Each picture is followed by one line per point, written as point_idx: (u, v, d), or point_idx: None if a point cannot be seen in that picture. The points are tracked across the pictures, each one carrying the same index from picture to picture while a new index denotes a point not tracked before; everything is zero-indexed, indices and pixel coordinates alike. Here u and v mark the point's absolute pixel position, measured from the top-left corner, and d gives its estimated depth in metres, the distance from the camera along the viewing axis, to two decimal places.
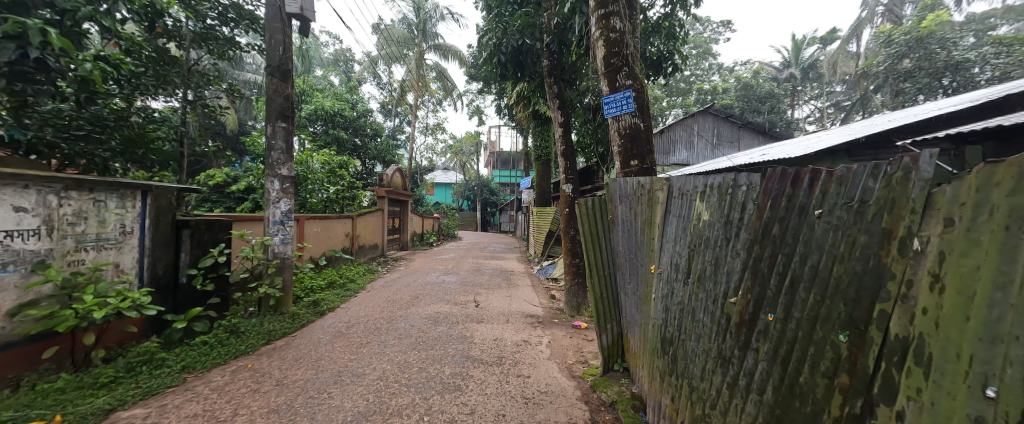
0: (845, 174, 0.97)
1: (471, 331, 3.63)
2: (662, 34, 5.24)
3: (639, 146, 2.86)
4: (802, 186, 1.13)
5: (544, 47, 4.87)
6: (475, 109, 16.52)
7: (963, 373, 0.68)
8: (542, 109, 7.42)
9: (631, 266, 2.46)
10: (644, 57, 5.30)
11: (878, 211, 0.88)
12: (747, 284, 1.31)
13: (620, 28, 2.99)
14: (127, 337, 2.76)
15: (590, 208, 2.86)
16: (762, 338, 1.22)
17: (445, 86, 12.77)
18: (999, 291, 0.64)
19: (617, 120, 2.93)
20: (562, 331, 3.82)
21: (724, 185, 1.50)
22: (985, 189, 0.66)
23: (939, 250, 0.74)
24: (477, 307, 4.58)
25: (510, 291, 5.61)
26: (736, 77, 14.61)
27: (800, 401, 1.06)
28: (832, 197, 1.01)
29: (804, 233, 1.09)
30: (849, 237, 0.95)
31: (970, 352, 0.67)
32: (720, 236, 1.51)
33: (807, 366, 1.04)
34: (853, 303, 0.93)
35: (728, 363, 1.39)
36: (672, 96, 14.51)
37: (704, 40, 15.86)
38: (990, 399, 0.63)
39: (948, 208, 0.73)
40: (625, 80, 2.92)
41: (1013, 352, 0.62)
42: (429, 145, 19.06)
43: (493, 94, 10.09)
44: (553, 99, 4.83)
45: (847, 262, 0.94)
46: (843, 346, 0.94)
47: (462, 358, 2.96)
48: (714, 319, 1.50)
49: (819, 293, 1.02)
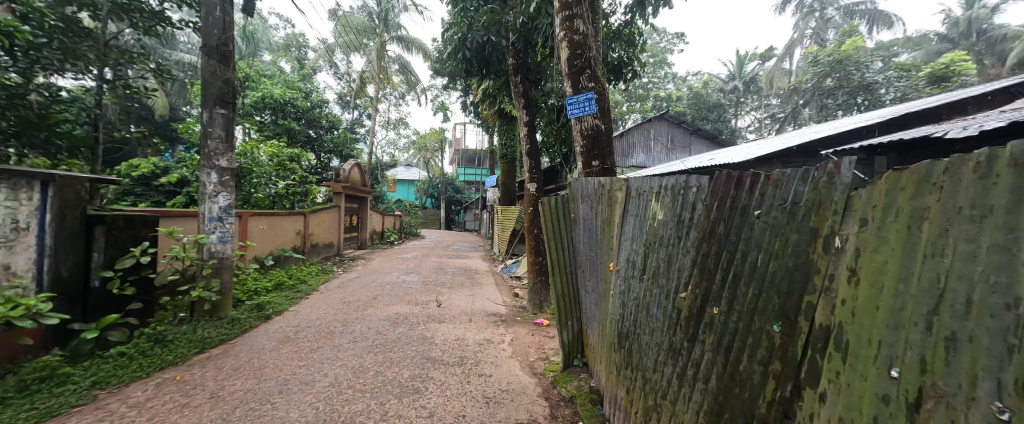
0: (780, 178, 1.07)
1: (432, 332, 3.57)
2: (622, 41, 5.42)
3: (601, 147, 2.94)
4: (744, 189, 1.21)
5: (509, 45, 4.88)
6: (438, 105, 16.23)
7: (872, 357, 0.76)
8: (507, 108, 7.43)
9: (591, 264, 2.54)
10: (606, 61, 5.47)
11: (807, 211, 0.97)
12: (696, 279, 1.40)
13: (584, 31, 3.06)
14: (21, 351, 2.45)
15: (553, 207, 2.91)
16: (709, 330, 1.30)
17: (408, 79, 12.48)
18: (902, 283, 0.71)
19: (580, 120, 3.00)
20: (524, 329, 3.86)
21: (677, 186, 1.59)
22: (891, 194, 0.75)
23: (855, 248, 0.82)
24: (439, 307, 4.52)
25: (473, 290, 5.58)
26: (689, 86, 15.43)
27: (739, 387, 1.15)
28: (769, 199, 1.10)
29: (745, 232, 1.18)
30: (783, 236, 1.03)
31: (879, 337, 0.75)
32: (672, 235, 1.60)
33: (746, 355, 1.13)
34: (785, 296, 1.01)
35: (677, 355, 1.48)
36: (632, 100, 15.02)
37: (660, 49, 16.64)
38: (894, 378, 0.71)
39: (865, 209, 0.82)
40: (587, 82, 3.00)
41: (912, 337, 0.69)
42: (392, 141, 18.55)
43: (458, 90, 10.01)
44: (519, 98, 4.83)
45: (781, 259, 1.03)
46: (777, 335, 1.03)
47: (422, 360, 2.91)
48: (666, 313, 1.58)
49: (756, 288, 1.11)
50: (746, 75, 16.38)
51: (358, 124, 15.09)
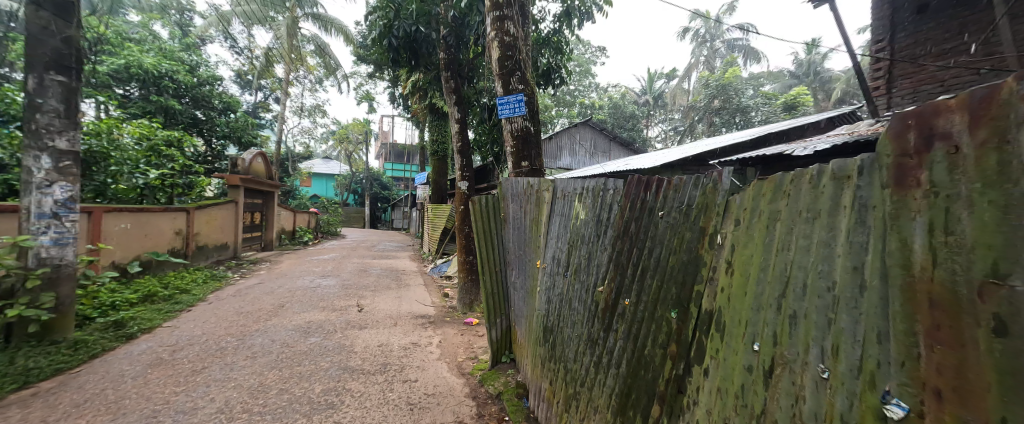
0: (679, 184, 1.22)
1: (350, 340, 3.39)
2: (551, 48, 5.66)
3: (530, 148, 3.05)
4: (651, 191, 1.36)
5: (440, 39, 4.82)
6: (363, 95, 15.36)
7: (742, 334, 0.91)
8: (438, 103, 7.33)
9: (519, 262, 2.63)
10: (535, 67, 5.66)
11: (697, 213, 1.13)
12: (611, 274, 1.53)
13: (514, 33, 3.14)
14: None
15: (483, 206, 2.91)
16: (621, 319, 1.44)
17: (327, 63, 11.62)
18: (761, 271, 0.86)
19: (510, 121, 3.07)
20: (453, 329, 3.85)
21: (597, 188, 1.72)
22: (756, 199, 0.90)
23: (732, 244, 0.98)
24: (360, 311, 4.31)
25: (399, 292, 5.40)
26: (610, 96, 16.60)
27: (645, 369, 1.28)
28: (669, 201, 1.25)
29: (651, 230, 1.33)
30: (680, 234, 1.19)
31: (746, 318, 0.90)
32: (592, 233, 1.73)
33: (649, 340, 1.27)
34: (680, 286, 1.16)
35: (595, 344, 1.60)
36: (561, 106, 15.70)
37: (585, 60, 17.71)
38: (756, 351, 0.86)
39: (740, 211, 0.97)
40: (517, 84, 3.08)
41: (767, 316, 0.84)
42: (307, 129, 17.08)
43: (385, 80, 9.60)
44: (450, 94, 4.77)
45: (678, 254, 1.18)
46: (674, 321, 1.17)
47: (337, 371, 2.76)
48: (585, 306, 1.71)
49: (659, 282, 1.25)
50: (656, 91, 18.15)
51: (263, 107, 13.59)
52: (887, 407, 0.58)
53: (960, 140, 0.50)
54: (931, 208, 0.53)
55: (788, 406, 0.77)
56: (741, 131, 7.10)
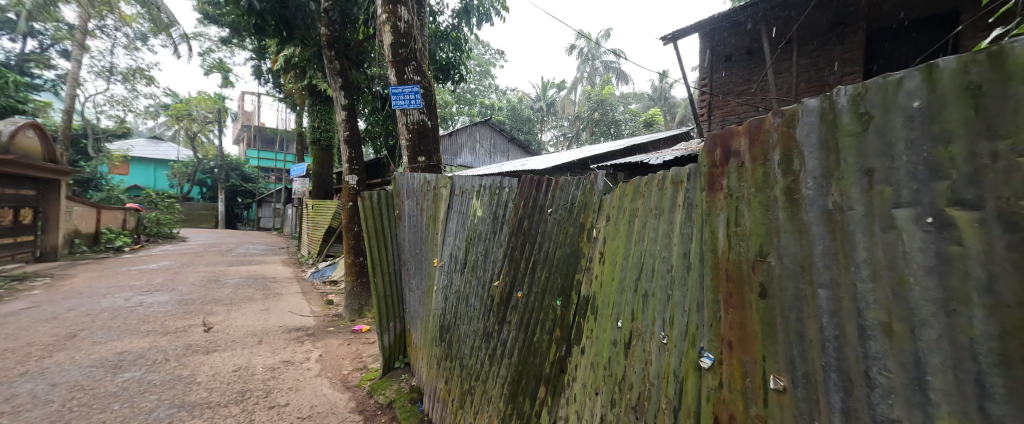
0: (563, 184, 1.37)
1: (190, 368, 2.88)
2: (450, 42, 5.67)
3: (427, 143, 3.01)
4: (542, 191, 1.48)
5: (322, 14, 4.39)
6: (216, 65, 12.99)
7: (611, 315, 1.06)
8: (319, 85, 6.67)
9: (415, 261, 2.58)
10: (435, 60, 5.57)
11: (578, 210, 1.28)
12: (506, 269, 1.62)
13: (408, 20, 3.06)
14: None
15: (374, 201, 2.81)
16: (514, 311, 1.54)
17: (156, 17, 9.50)
18: (624, 259, 1.03)
19: (405, 113, 2.98)
20: (337, 340, 3.60)
21: (493, 187, 1.80)
22: (623, 198, 1.07)
23: (604, 237, 1.14)
24: (210, 331, 3.70)
25: (268, 304, 4.81)
26: (507, 98, 17.17)
27: (534, 355, 1.40)
28: (556, 199, 1.38)
29: (541, 225, 1.45)
30: (564, 229, 1.33)
31: (613, 300, 1.06)
32: (489, 230, 1.80)
33: (538, 327, 1.39)
34: (565, 275, 1.30)
35: (489, 337, 1.68)
36: (460, 103, 15.63)
37: (483, 60, 18.00)
38: (620, 327, 1.02)
39: (611, 209, 1.14)
40: (414, 76, 3.03)
41: (626, 296, 1.01)
42: (120, 100, 13.57)
43: (250, 52, 8.34)
44: (335, 77, 4.40)
45: (563, 247, 1.32)
46: (558, 307, 1.31)
47: (170, 410, 2.32)
48: (482, 302, 1.78)
49: (546, 274, 1.38)
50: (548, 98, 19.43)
51: (35, 60, 10.40)
52: (701, 360, 0.76)
53: (744, 156, 0.69)
54: (729, 205, 0.71)
55: (641, 370, 0.93)
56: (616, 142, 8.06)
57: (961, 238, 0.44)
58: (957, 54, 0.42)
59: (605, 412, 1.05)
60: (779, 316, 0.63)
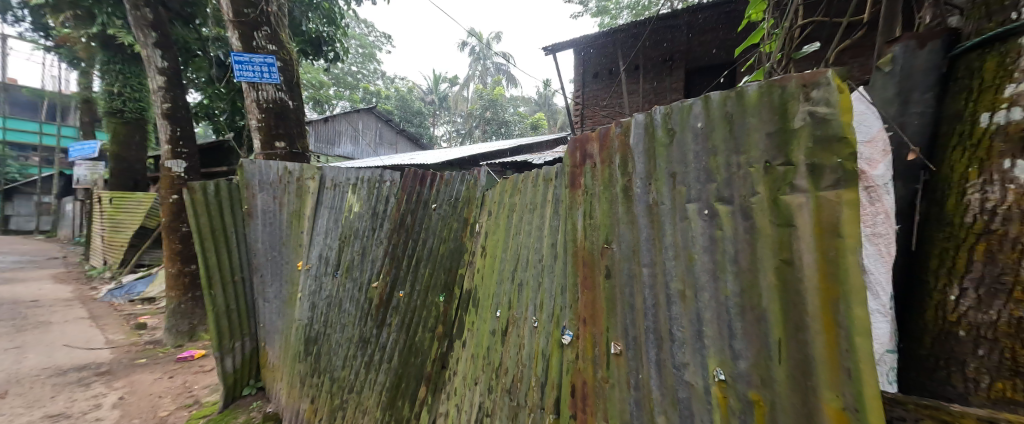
0: (448, 179, 1.61)
1: None
2: (320, 14, 5.52)
3: (286, 124, 3.00)
4: (426, 186, 1.67)
5: None
6: None
7: (488, 307, 1.35)
8: (126, 38, 5.73)
9: (272, 264, 2.44)
10: (302, 31, 5.32)
11: (459, 207, 1.55)
12: (387, 268, 1.78)
13: None
14: None
15: (211, 195, 2.47)
16: (394, 312, 1.70)
17: None
18: (503, 252, 1.34)
19: (258, 87, 2.89)
20: (149, 375, 3.33)
21: (373, 181, 1.94)
22: (506, 193, 1.37)
23: (485, 230, 1.43)
24: None
25: (27, 340, 4.15)
26: (397, 89, 16.94)
27: (415, 356, 1.58)
28: (441, 194, 1.61)
29: (424, 219, 1.65)
30: (448, 225, 1.57)
31: (488, 293, 1.37)
32: (367, 226, 1.93)
33: (417, 326, 1.59)
34: (448, 271, 1.54)
35: (366, 344, 1.81)
36: (336, 85, 14.86)
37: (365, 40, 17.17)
38: (497, 316, 1.32)
39: (492, 204, 1.45)
40: (268, 45, 2.98)
41: (502, 291, 1.32)
42: None
43: None
44: (147, 29, 4.04)
45: (447, 241, 1.57)
46: (440, 303, 1.54)
47: None
48: (359, 305, 1.89)
49: (429, 273, 1.58)
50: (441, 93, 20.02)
51: None
52: (564, 337, 1.08)
53: (597, 159, 1.02)
54: (585, 200, 1.04)
55: (514, 353, 1.24)
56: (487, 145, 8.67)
57: (723, 222, 0.72)
58: (721, 90, 0.72)
59: (483, 399, 1.30)
60: (615, 292, 0.95)
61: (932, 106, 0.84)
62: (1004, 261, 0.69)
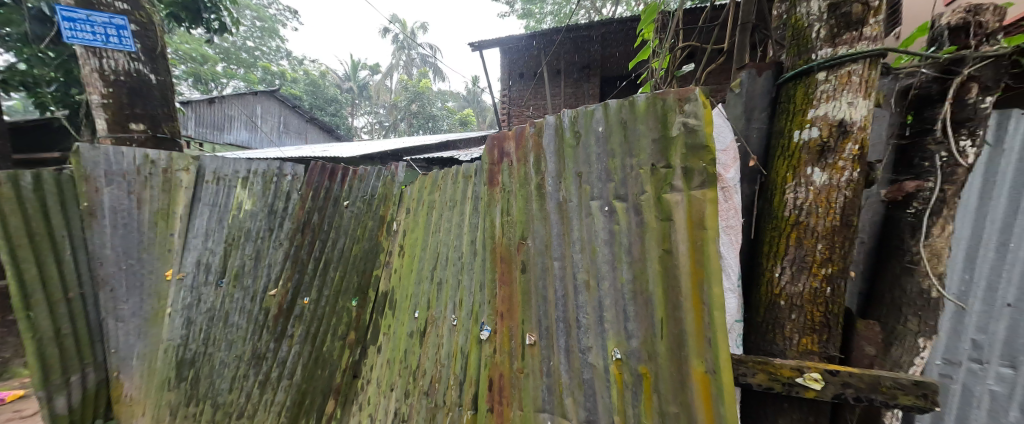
0: (363, 175, 2.82)
1: None
2: None
3: (146, 98, 3.38)
4: (339, 181, 2.86)
5: None
6: None
7: (405, 309, 2.43)
8: None
9: (132, 275, 3.18)
10: None
11: (373, 206, 2.76)
12: (291, 271, 2.89)
13: None
14: None
15: (60, 182, 3.05)
16: (299, 315, 2.82)
17: None
18: (417, 249, 2.45)
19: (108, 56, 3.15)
20: None
21: (274, 175, 3.00)
22: (421, 189, 2.52)
23: (405, 229, 2.60)
24: None
25: None
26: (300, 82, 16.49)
27: (324, 360, 2.69)
28: (355, 192, 2.83)
29: (336, 215, 2.84)
30: (361, 224, 2.78)
31: (404, 303, 2.43)
32: (265, 229, 2.98)
33: (329, 334, 2.71)
34: (362, 274, 2.71)
35: (263, 358, 2.86)
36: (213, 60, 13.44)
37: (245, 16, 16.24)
38: (415, 316, 2.34)
39: (411, 201, 2.60)
40: (119, 5, 3.17)
41: (411, 303, 2.39)
42: None
43: None
44: None
45: (360, 242, 2.75)
46: (353, 306, 2.69)
47: None
48: (254, 312, 2.94)
49: (349, 284, 2.72)
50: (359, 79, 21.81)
51: None
52: (483, 333, 1.97)
53: (516, 155, 1.92)
54: (508, 192, 1.93)
55: (433, 356, 2.18)
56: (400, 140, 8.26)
57: (618, 216, 1.53)
58: (620, 102, 1.49)
59: (401, 402, 2.25)
60: (533, 282, 1.79)
61: (767, 124, 1.58)
62: (805, 245, 1.39)
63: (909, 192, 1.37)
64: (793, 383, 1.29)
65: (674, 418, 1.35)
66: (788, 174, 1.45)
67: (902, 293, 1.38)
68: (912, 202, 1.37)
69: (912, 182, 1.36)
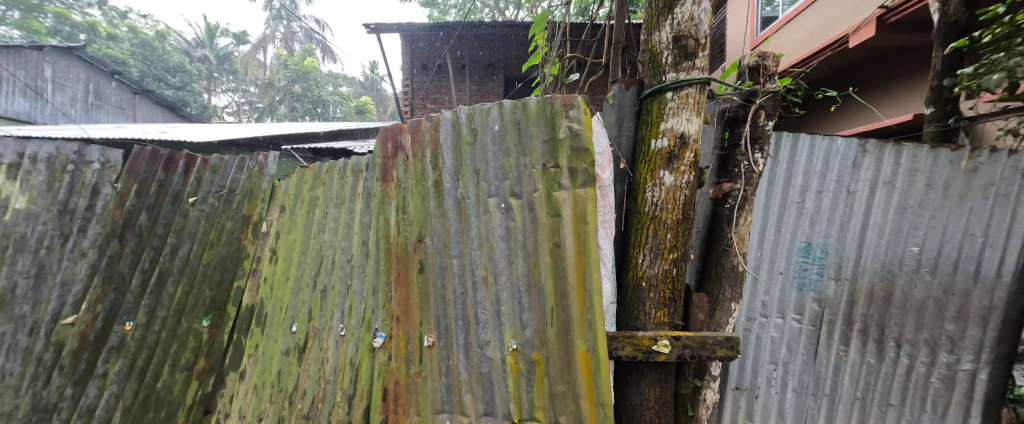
0: (217, 167, 2.76)
1: None
2: None
3: None
4: (182, 173, 2.71)
5: None
6: None
7: (278, 325, 2.42)
8: None
9: None
10: None
11: (237, 201, 2.74)
12: (103, 291, 2.50)
13: None
14: None
15: None
16: (119, 344, 2.49)
17: None
18: (288, 251, 2.55)
19: None
20: None
21: (67, 161, 2.51)
22: (298, 186, 2.65)
23: (277, 230, 2.65)
24: None
25: None
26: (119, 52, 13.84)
27: (163, 394, 2.51)
28: (206, 187, 2.73)
29: (180, 215, 2.68)
30: (218, 226, 2.71)
31: (275, 321, 2.44)
32: (54, 235, 2.48)
33: (174, 364, 2.55)
34: (218, 287, 2.66)
35: (56, 409, 2.40)
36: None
37: None
38: (291, 332, 2.35)
39: (286, 196, 2.69)
40: None
41: (277, 319, 2.44)
42: None
43: None
44: None
45: (214, 249, 2.68)
46: (204, 327, 2.61)
47: None
48: (36, 349, 2.40)
49: (197, 301, 2.62)
50: (219, 50, 20.01)
51: None
52: (376, 340, 1.95)
53: (410, 151, 2.00)
54: (399, 191, 1.99)
55: (313, 376, 2.17)
56: (281, 126, 7.14)
57: (512, 211, 1.69)
58: (513, 106, 1.70)
59: None
60: (428, 282, 1.85)
61: (632, 133, 1.86)
62: (659, 234, 1.68)
63: (726, 192, 1.80)
64: (650, 350, 1.57)
65: (562, 397, 1.55)
66: (648, 176, 1.73)
67: (722, 269, 1.81)
68: (728, 199, 1.79)
69: (728, 184, 1.79)
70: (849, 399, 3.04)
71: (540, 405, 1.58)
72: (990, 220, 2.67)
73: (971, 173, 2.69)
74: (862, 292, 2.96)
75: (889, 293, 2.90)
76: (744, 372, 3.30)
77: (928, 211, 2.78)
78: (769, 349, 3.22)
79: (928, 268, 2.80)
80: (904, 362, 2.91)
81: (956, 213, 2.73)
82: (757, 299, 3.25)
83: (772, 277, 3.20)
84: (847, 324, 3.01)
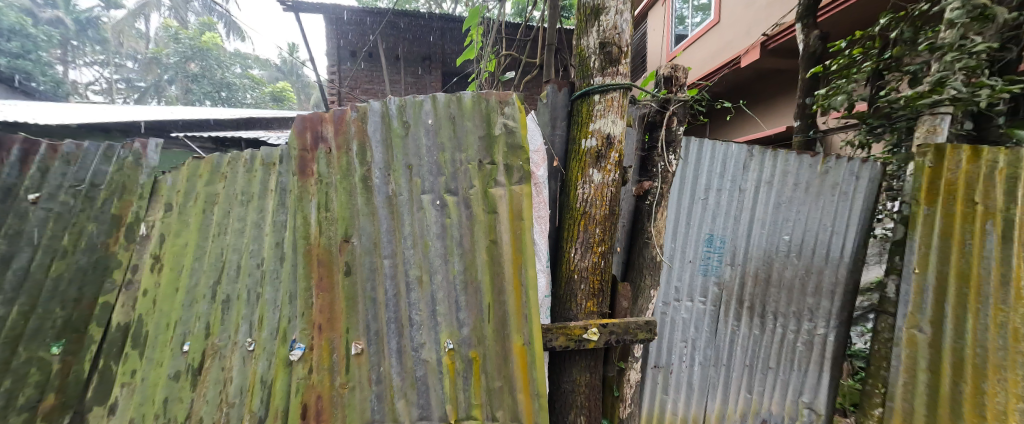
0: (71, 155, 2.21)
1: None
2: None
3: None
4: (18, 162, 2.14)
5: None
6: None
7: (164, 346, 2.04)
8: None
9: None
10: None
11: (101, 197, 2.20)
12: None
13: None
14: None
15: None
16: None
17: None
18: (176, 257, 2.16)
19: None
20: None
21: None
22: (190, 180, 2.25)
23: (159, 233, 2.21)
24: None
25: None
26: None
27: None
28: (55, 181, 2.18)
29: (17, 215, 2.11)
30: (73, 229, 2.16)
31: (161, 341, 2.05)
32: None
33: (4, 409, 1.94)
34: (77, 303, 2.10)
35: None
36: None
37: None
38: (182, 352, 2.00)
39: (172, 193, 2.27)
40: None
41: (163, 338, 2.05)
42: None
43: None
44: None
45: (69, 257, 2.13)
46: (53, 357, 2.03)
47: None
48: None
49: (43, 323, 2.05)
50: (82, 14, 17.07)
51: None
52: (291, 354, 1.65)
53: (332, 141, 1.75)
54: (321, 186, 1.72)
55: (213, 399, 1.88)
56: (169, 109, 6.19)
57: (447, 208, 1.65)
58: (448, 101, 1.67)
59: None
60: (353, 287, 1.68)
61: (563, 133, 1.95)
62: (589, 229, 1.77)
63: (646, 190, 1.96)
64: (581, 339, 1.66)
65: (499, 392, 1.58)
66: (579, 174, 1.81)
67: (643, 259, 1.99)
68: (648, 195, 1.95)
69: (648, 183, 1.95)
70: (740, 367, 3.56)
71: (477, 403, 1.59)
72: (835, 213, 3.41)
73: (823, 174, 3.38)
74: (750, 275, 3.47)
75: (768, 274, 3.47)
76: (659, 350, 3.53)
77: (795, 206, 3.41)
78: (680, 329, 3.54)
79: (796, 253, 3.45)
80: (779, 332, 3.54)
81: (813, 208, 3.41)
82: (671, 286, 3.50)
83: (683, 265, 3.48)
84: (738, 304, 3.50)
